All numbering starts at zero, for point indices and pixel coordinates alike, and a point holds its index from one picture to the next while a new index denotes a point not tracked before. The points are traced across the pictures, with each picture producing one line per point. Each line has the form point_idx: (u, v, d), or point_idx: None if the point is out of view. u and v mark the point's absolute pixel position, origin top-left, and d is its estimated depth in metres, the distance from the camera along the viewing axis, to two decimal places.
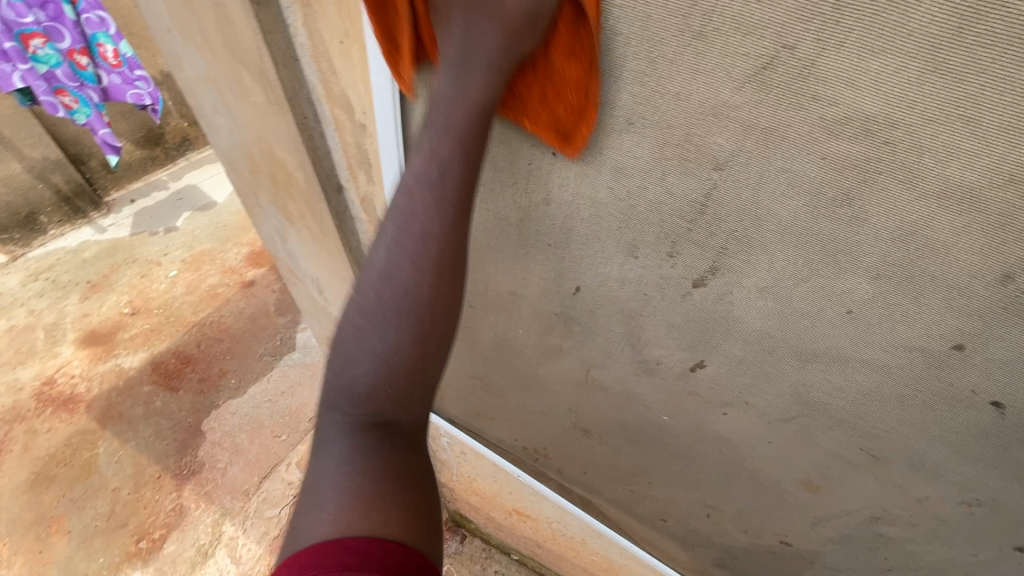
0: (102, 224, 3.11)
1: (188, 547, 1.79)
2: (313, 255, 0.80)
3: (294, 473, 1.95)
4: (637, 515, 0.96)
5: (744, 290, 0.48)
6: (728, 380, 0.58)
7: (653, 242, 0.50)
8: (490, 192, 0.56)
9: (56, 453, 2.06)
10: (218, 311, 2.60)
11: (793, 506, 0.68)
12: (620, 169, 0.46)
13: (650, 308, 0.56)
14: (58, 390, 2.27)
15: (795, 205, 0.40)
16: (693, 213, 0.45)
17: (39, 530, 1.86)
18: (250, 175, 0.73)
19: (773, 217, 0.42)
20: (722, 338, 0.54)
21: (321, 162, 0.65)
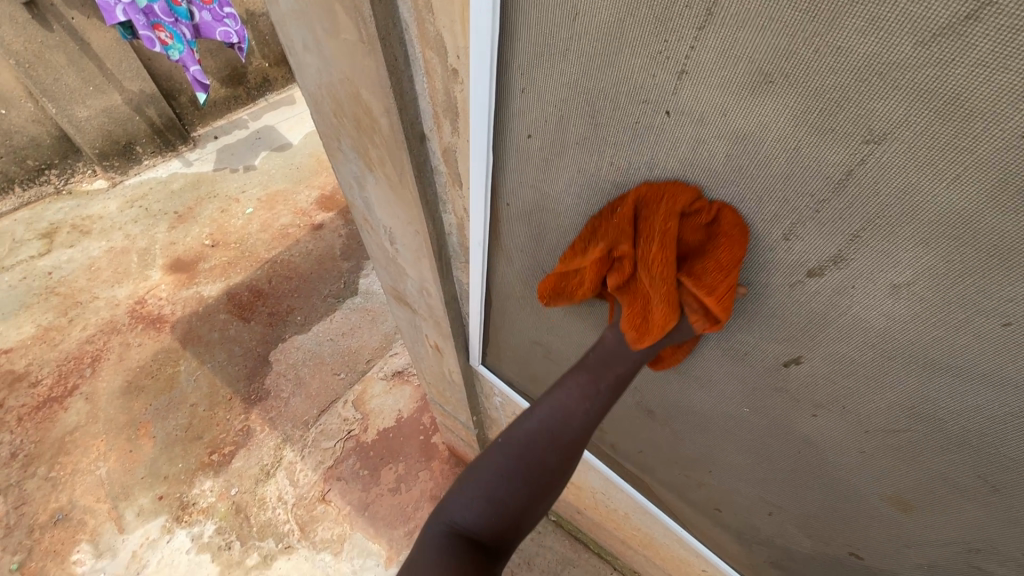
0: (189, 158, 3.29)
1: (253, 464, 1.95)
2: (389, 205, 0.79)
3: (349, 410, 2.05)
4: (690, 501, 0.93)
5: (871, 285, 0.42)
6: (826, 380, 0.53)
7: (766, 223, 0.45)
8: (585, 153, 0.52)
9: (144, 366, 2.28)
10: (288, 251, 2.72)
11: (871, 520, 0.63)
12: (744, 136, 0.41)
13: (749, 294, 0.51)
14: (148, 310, 2.49)
15: (964, 192, 0.34)
16: (826, 191, 0.39)
17: (130, 431, 2.08)
18: (335, 117, 0.71)
19: (929, 206, 0.36)
20: (830, 335, 0.48)
21: (407, 109, 0.62)
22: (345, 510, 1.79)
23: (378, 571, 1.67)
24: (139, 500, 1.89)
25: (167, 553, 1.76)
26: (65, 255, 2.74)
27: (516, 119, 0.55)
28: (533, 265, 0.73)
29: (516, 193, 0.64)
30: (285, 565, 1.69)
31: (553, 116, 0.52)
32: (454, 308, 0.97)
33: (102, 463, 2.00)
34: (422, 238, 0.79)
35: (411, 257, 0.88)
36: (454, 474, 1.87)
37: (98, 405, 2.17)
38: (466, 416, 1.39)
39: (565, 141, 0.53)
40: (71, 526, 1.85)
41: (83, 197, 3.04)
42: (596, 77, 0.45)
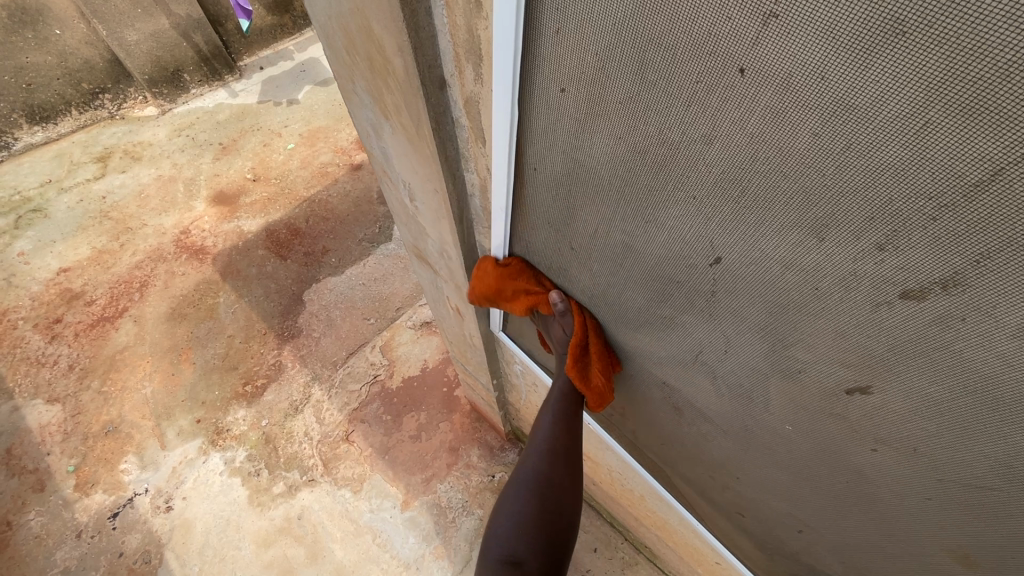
0: (235, 89, 3.26)
1: (283, 399, 2.02)
2: (407, 158, 0.71)
3: (377, 355, 2.07)
4: (711, 501, 0.86)
5: (992, 321, 0.32)
6: (896, 416, 0.43)
7: (857, 225, 0.34)
8: (627, 117, 0.42)
9: (187, 295, 2.36)
10: (326, 190, 2.70)
11: (922, 566, 0.55)
12: (847, 109, 0.30)
13: (815, 308, 0.41)
14: (192, 240, 2.55)
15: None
16: (954, 194, 0.29)
17: (173, 355, 2.19)
18: (348, 55, 0.63)
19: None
20: (917, 369, 0.38)
21: (424, 49, 0.53)
22: (366, 451, 1.85)
23: (394, 513, 1.72)
24: (179, 421, 2.01)
25: (203, 473, 1.88)
26: (118, 180, 2.83)
27: (549, 67, 0.45)
28: (560, 239, 0.65)
29: (545, 156, 0.55)
30: (308, 497, 1.78)
31: (593, 69, 0.42)
32: (475, 273, 0.90)
33: (147, 382, 2.13)
34: (441, 198, 0.71)
35: (431, 217, 0.80)
36: (474, 429, 1.88)
37: (145, 327, 2.28)
38: (486, 378, 1.36)
39: (605, 101, 0.43)
40: (120, 438, 2.00)
41: (135, 123, 3.10)
42: (651, 18, 0.35)
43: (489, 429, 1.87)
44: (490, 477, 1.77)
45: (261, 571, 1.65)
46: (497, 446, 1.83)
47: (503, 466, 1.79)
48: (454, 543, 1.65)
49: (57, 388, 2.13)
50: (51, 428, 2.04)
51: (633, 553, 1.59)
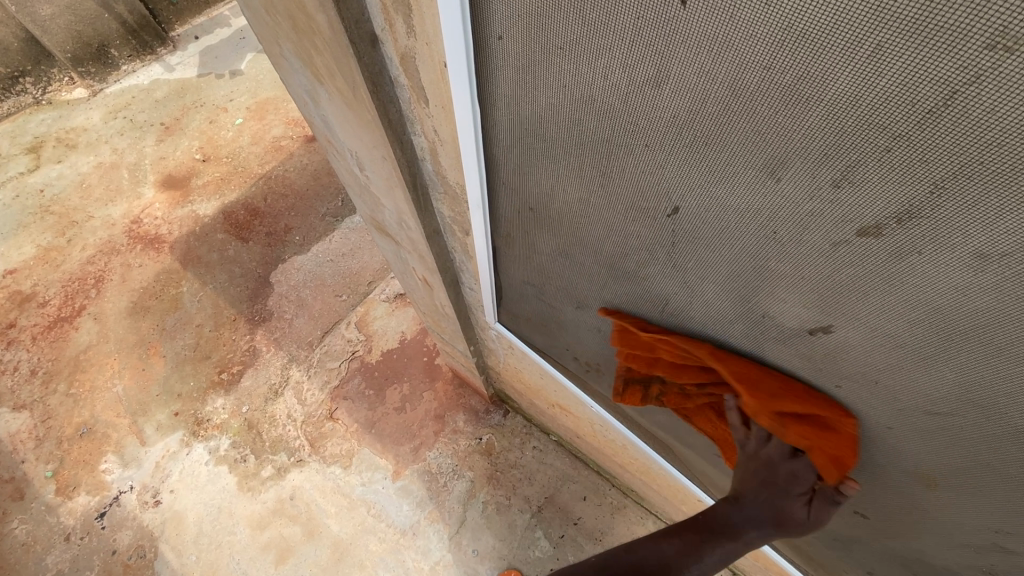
0: (170, 62, 3.02)
1: (262, 384, 1.99)
2: (349, 126, 0.67)
3: (353, 332, 2.04)
4: (689, 445, 0.89)
5: (946, 253, 0.31)
6: (857, 352, 0.44)
7: (812, 162, 0.32)
8: (569, 60, 0.39)
9: (148, 287, 2.27)
10: (282, 165, 2.58)
11: (886, 487, 0.57)
12: (794, 35, 0.28)
13: (773, 252, 0.41)
14: (145, 229, 2.43)
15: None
16: (909, 124, 0.27)
17: (141, 351, 2.12)
18: (266, 13, 0.57)
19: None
20: (874, 305, 0.38)
21: (348, 2, 0.48)
22: (352, 427, 1.85)
23: (386, 484, 1.74)
24: (156, 416, 1.97)
25: (188, 465, 1.86)
26: (55, 171, 2.64)
27: (483, 13, 0.42)
28: (517, 200, 0.62)
29: (493, 113, 0.51)
30: (298, 477, 1.78)
31: (532, 11, 0.38)
32: (437, 242, 0.87)
33: (117, 380, 2.06)
34: (390, 165, 0.68)
35: (384, 187, 0.77)
36: (457, 395, 1.89)
37: (107, 324, 2.19)
38: (463, 346, 1.35)
39: (546, 47, 0.40)
40: (96, 438, 1.95)
41: (65, 108, 2.88)
42: None
43: (473, 394, 1.88)
44: (478, 439, 1.80)
45: (259, 553, 1.67)
46: (482, 410, 1.85)
47: (490, 428, 1.81)
48: (447, 506, 1.69)
49: (21, 396, 2.05)
50: (22, 436, 1.98)
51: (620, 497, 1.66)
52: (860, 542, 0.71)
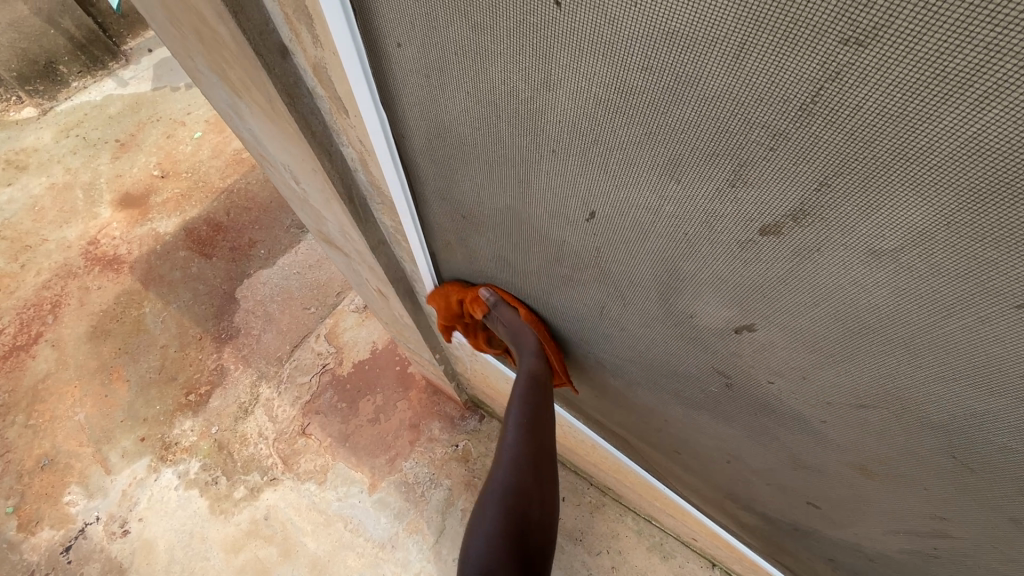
0: (123, 77, 2.93)
1: (231, 403, 1.94)
2: (276, 139, 0.65)
3: (323, 344, 2.01)
4: (650, 443, 0.88)
5: (842, 250, 0.31)
6: (782, 349, 0.43)
7: (707, 162, 0.32)
8: (468, 67, 0.38)
9: (108, 309, 2.20)
10: (244, 178, 2.52)
11: (832, 479, 0.57)
12: (670, 34, 0.27)
13: (689, 253, 0.40)
14: (103, 250, 2.35)
15: (1005, 123, 0.21)
16: (786, 121, 0.27)
17: (103, 376, 2.05)
18: (173, 25, 0.54)
19: (946, 141, 0.23)
20: (788, 303, 0.38)
21: (249, 12, 0.46)
22: (325, 442, 1.81)
23: (362, 498, 1.71)
24: (121, 443, 1.91)
25: (157, 491, 1.80)
26: (5, 194, 2.55)
27: (380, 20, 0.40)
28: (450, 208, 0.61)
29: (411, 121, 0.50)
30: (271, 496, 1.74)
31: (424, 17, 0.37)
32: (384, 252, 0.85)
33: (79, 409, 1.99)
34: (321, 177, 0.66)
35: (321, 199, 0.74)
36: (432, 403, 1.87)
37: (66, 351, 2.12)
38: (428, 354, 1.33)
39: (444, 53, 0.38)
40: (58, 470, 1.88)
41: (13, 128, 2.77)
42: None
43: (447, 401, 1.86)
44: (454, 447, 1.78)
45: None
46: (457, 416, 1.83)
47: (466, 435, 1.80)
48: (426, 516, 1.67)
49: None
50: None
51: (599, 496, 1.66)
52: (817, 531, 0.71)
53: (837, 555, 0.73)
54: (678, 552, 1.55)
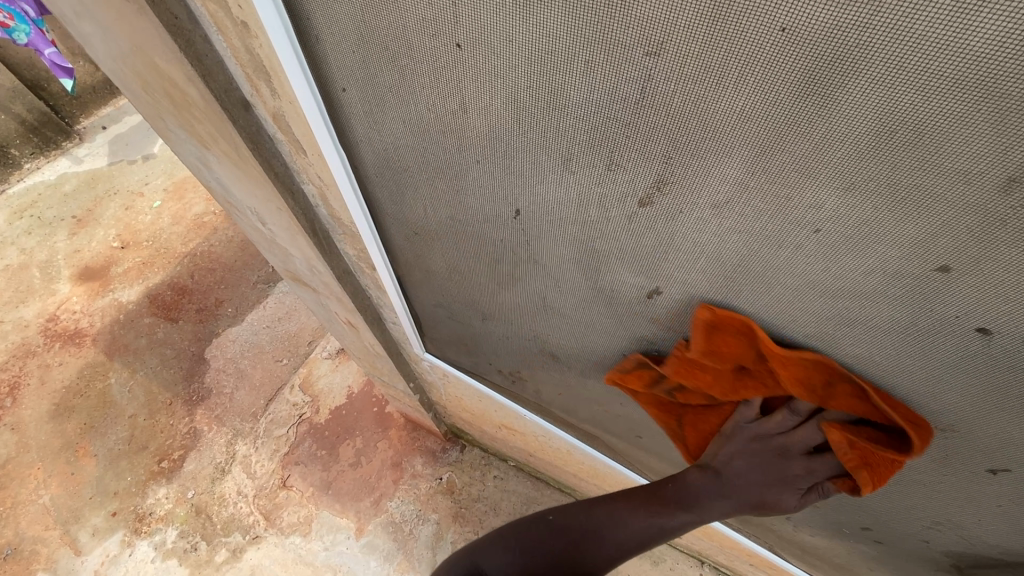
0: (78, 154, 2.96)
1: (206, 464, 1.90)
2: (242, 184, 0.72)
3: (298, 395, 2.01)
4: (615, 433, 0.95)
5: (696, 208, 0.40)
6: (686, 307, 0.52)
7: (586, 154, 0.42)
8: (402, 102, 0.47)
9: (71, 385, 2.15)
10: (206, 241, 2.55)
11: None
12: (537, 62, 0.37)
13: (596, 232, 0.49)
14: (63, 325, 2.32)
15: (762, 95, 0.31)
16: (629, 114, 0.37)
17: (68, 454, 1.98)
18: (145, 92, 0.62)
19: (734, 112, 0.33)
20: (676, 262, 0.47)
21: (214, 74, 0.55)
22: (307, 492, 1.79)
23: (350, 544, 1.69)
24: (91, 520, 1.83)
25: (132, 566, 1.73)
26: None
27: (326, 72, 0.50)
28: (404, 228, 0.69)
29: (361, 153, 0.59)
30: (255, 555, 1.70)
31: (361, 67, 0.46)
32: (350, 282, 0.92)
33: (43, 491, 1.92)
34: (286, 214, 0.73)
35: (287, 237, 0.82)
36: (412, 439, 1.88)
37: (27, 433, 2.05)
38: (402, 384, 1.38)
39: (381, 93, 0.48)
40: (22, 558, 1.79)
41: None
42: (378, 15, 0.40)
43: (427, 435, 1.88)
44: (438, 479, 1.79)
45: None
46: (438, 449, 1.85)
47: (449, 466, 1.81)
48: (416, 553, 1.66)
49: None
50: None
51: None
52: None
53: None
54: (667, 555, 1.59)
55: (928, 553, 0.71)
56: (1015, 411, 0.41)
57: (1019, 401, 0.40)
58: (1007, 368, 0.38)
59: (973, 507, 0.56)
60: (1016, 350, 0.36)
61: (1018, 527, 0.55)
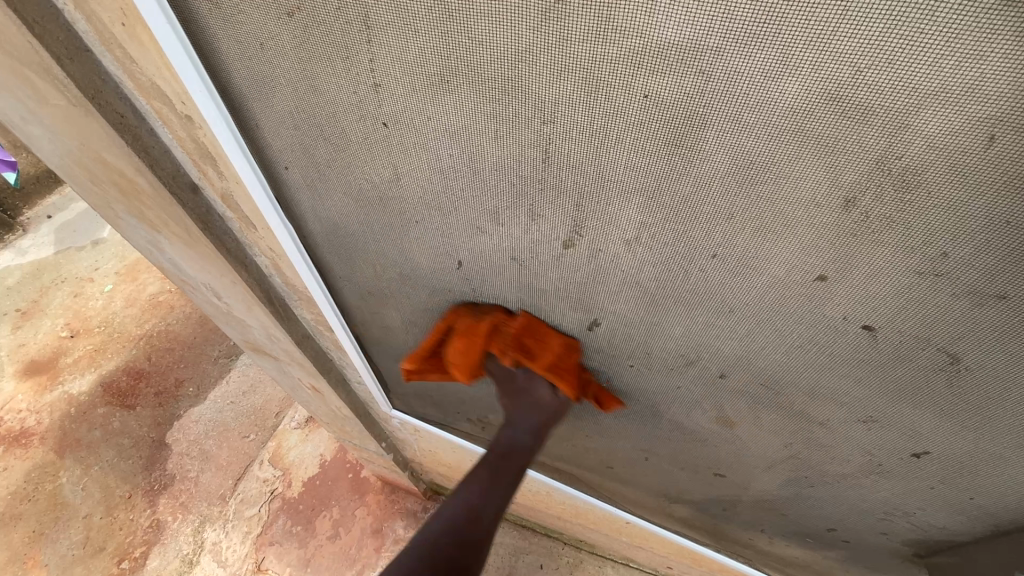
0: (22, 246, 2.87)
1: (172, 558, 1.78)
2: (195, 262, 0.74)
3: (268, 469, 1.92)
4: (587, 466, 0.96)
5: (611, 244, 0.45)
6: (623, 335, 0.56)
7: (502, 182, 0.45)
8: (341, 175, 0.52)
9: (17, 491, 2.00)
10: (163, 321, 2.48)
11: (715, 444, 0.68)
12: (457, 133, 0.42)
13: (533, 274, 0.53)
14: (7, 427, 2.17)
15: (646, 146, 0.37)
16: (540, 167, 0.42)
17: (15, 567, 1.83)
18: (94, 184, 0.65)
19: (626, 161, 0.38)
20: (606, 295, 0.52)
21: (161, 163, 0.58)
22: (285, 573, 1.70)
23: None
24: None
25: None
26: None
27: (268, 153, 0.53)
28: (357, 288, 0.72)
29: (309, 223, 0.62)
30: None
31: (300, 147, 0.51)
32: (310, 346, 0.93)
33: None
34: (241, 287, 0.75)
35: (243, 308, 0.83)
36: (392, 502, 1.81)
37: None
38: (374, 445, 1.35)
39: (322, 170, 0.52)
40: None
41: None
42: (310, 102, 0.45)
43: (407, 496, 1.82)
44: None
45: None
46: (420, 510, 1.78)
47: None
48: None
49: None
50: None
51: (575, 553, 1.65)
52: (736, 502, 0.81)
53: (759, 518, 0.83)
54: None
55: (891, 547, 0.74)
56: (915, 398, 0.46)
57: (917, 388, 0.45)
58: (897, 358, 0.43)
59: (913, 493, 0.60)
60: (897, 343, 0.42)
61: (955, 508, 0.59)
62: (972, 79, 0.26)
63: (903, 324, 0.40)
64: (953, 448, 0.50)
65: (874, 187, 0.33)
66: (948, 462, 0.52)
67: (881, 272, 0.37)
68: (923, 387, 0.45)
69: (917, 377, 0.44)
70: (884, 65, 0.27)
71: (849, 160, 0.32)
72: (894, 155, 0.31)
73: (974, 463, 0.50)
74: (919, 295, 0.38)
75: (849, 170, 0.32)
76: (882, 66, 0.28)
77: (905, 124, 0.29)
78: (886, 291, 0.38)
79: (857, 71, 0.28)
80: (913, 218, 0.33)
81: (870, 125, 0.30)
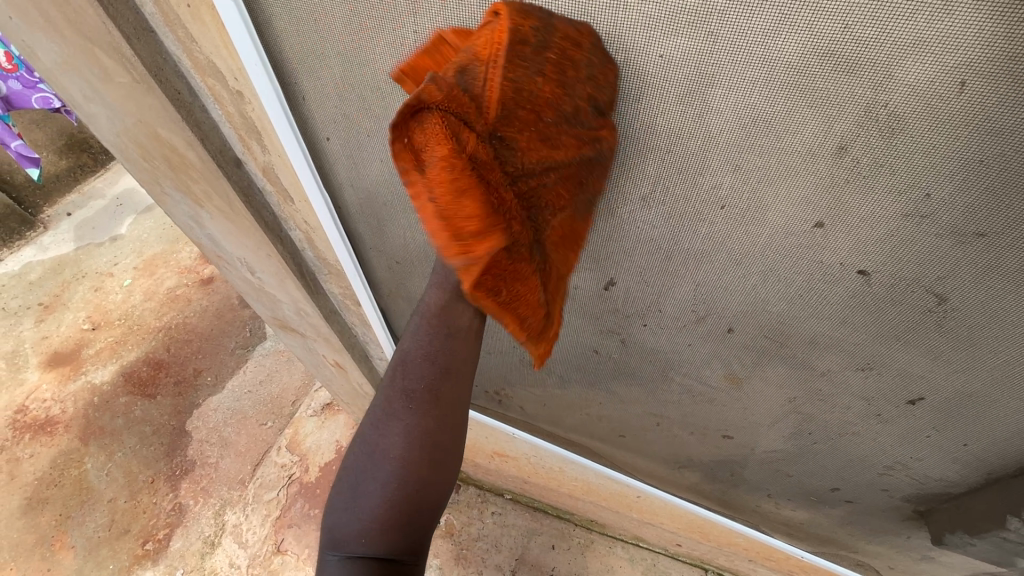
0: (43, 242, 2.95)
1: (194, 540, 1.84)
2: (233, 236, 0.79)
3: (285, 455, 1.97)
4: (599, 436, 1.01)
5: (629, 200, 0.50)
6: (638, 294, 0.61)
7: None
8: (378, 144, 0.56)
9: (44, 476, 2.06)
10: (182, 313, 2.54)
11: (724, 403, 0.72)
12: None
13: None
14: (34, 415, 2.25)
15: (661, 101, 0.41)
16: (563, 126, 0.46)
17: (44, 548, 1.90)
18: (145, 161, 0.70)
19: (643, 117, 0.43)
20: (622, 253, 0.56)
21: (211, 138, 0.63)
22: (303, 555, 1.74)
23: None
24: None
25: None
26: None
27: (311, 126, 0.58)
28: (384, 259, 0.76)
29: (344, 194, 0.67)
30: None
31: (341, 118, 0.55)
32: (336, 321, 0.98)
33: None
34: (276, 261, 0.79)
35: (275, 282, 0.87)
36: None
37: None
38: None
39: (360, 139, 0.57)
40: None
41: None
42: (355, 72, 0.50)
43: None
44: (437, 523, 1.76)
45: None
46: None
47: (446, 509, 1.79)
48: None
49: None
50: None
51: (586, 534, 1.69)
52: (744, 464, 0.85)
53: (766, 481, 0.87)
54: (671, 569, 1.61)
55: (892, 505, 0.77)
56: (908, 341, 0.50)
57: (909, 331, 0.49)
58: (890, 302, 0.47)
59: (911, 443, 0.63)
60: (889, 286, 0.46)
61: (950, 456, 0.63)
62: (944, 30, 0.31)
63: (895, 267, 0.44)
64: (945, 392, 0.54)
65: (864, 133, 0.37)
66: (940, 408, 0.56)
67: (874, 216, 0.42)
68: (914, 330, 0.49)
69: (908, 320, 0.48)
70: (870, 19, 0.32)
71: (841, 107, 0.36)
72: (880, 102, 0.35)
73: (965, 406, 0.54)
74: (908, 237, 0.42)
75: (841, 117, 0.37)
76: (868, 20, 0.32)
77: (890, 72, 0.33)
78: (879, 235, 0.43)
79: (846, 26, 0.32)
80: (899, 160, 0.37)
81: (857, 75, 0.34)
